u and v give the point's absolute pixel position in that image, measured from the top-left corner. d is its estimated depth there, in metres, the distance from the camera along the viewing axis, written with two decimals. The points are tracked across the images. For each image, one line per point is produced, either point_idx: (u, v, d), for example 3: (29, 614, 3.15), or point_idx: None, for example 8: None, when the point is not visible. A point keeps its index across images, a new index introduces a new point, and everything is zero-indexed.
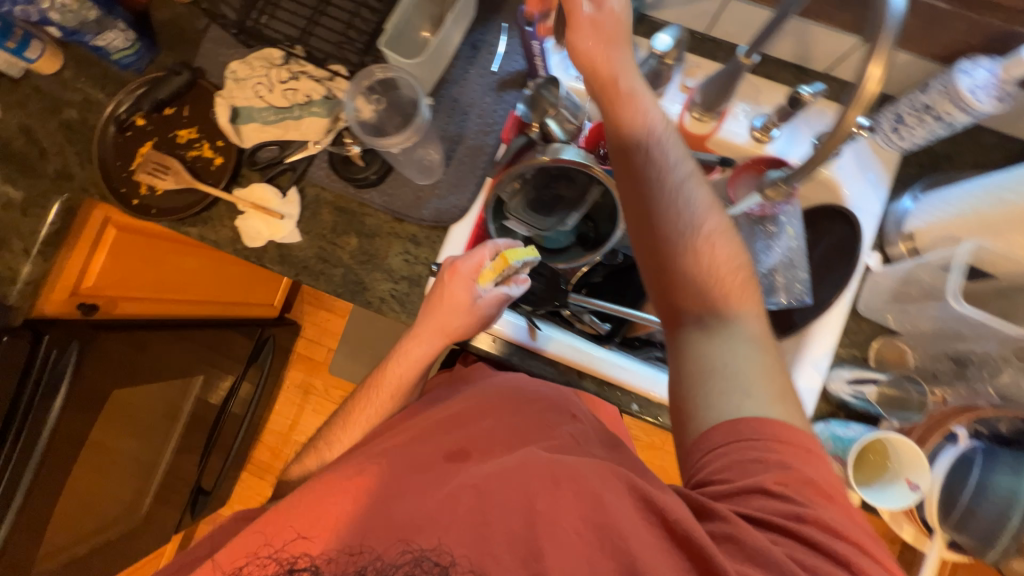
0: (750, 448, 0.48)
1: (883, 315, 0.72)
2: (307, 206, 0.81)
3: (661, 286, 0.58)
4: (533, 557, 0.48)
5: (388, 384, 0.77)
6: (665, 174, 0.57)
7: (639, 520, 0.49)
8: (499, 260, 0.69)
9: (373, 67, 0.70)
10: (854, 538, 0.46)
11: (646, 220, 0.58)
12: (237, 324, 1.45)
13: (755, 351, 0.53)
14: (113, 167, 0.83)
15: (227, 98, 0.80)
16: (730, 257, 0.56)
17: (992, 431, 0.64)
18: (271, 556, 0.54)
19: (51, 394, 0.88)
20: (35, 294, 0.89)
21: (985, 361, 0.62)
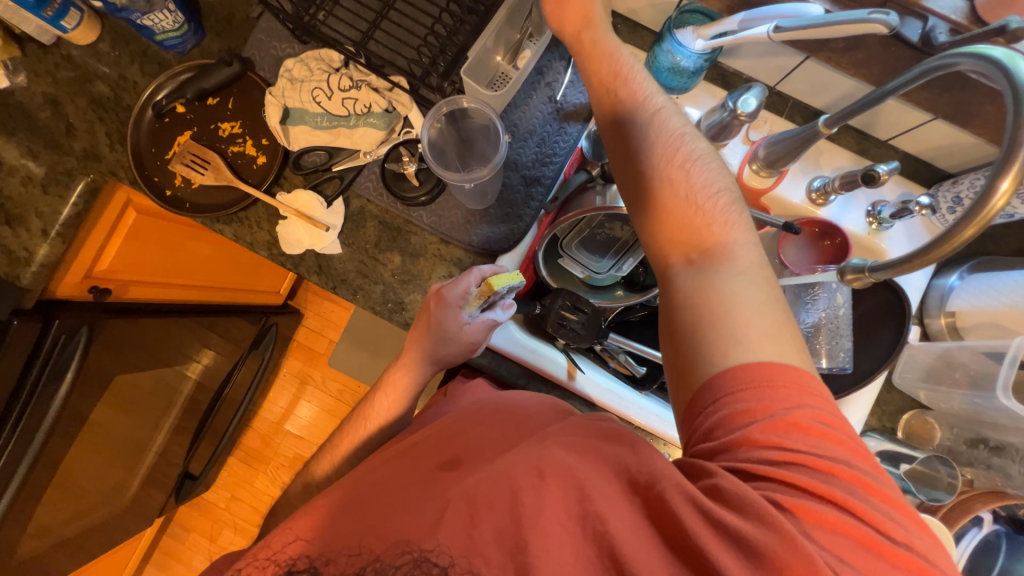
0: (732, 382, 0.45)
1: (915, 390, 0.74)
2: (350, 218, 0.78)
3: (650, 227, 0.54)
4: (519, 550, 0.44)
5: (376, 414, 0.74)
6: (636, 102, 0.57)
7: (625, 503, 0.45)
8: (483, 286, 0.64)
9: (460, 96, 0.69)
10: (855, 479, 0.42)
11: (627, 152, 0.56)
12: (243, 310, 1.41)
13: (743, 280, 0.48)
14: (147, 154, 0.79)
15: (280, 97, 0.76)
16: (708, 183, 0.53)
17: (1010, 514, 0.67)
18: (270, 557, 0.52)
19: (56, 380, 0.83)
20: (49, 276, 0.84)
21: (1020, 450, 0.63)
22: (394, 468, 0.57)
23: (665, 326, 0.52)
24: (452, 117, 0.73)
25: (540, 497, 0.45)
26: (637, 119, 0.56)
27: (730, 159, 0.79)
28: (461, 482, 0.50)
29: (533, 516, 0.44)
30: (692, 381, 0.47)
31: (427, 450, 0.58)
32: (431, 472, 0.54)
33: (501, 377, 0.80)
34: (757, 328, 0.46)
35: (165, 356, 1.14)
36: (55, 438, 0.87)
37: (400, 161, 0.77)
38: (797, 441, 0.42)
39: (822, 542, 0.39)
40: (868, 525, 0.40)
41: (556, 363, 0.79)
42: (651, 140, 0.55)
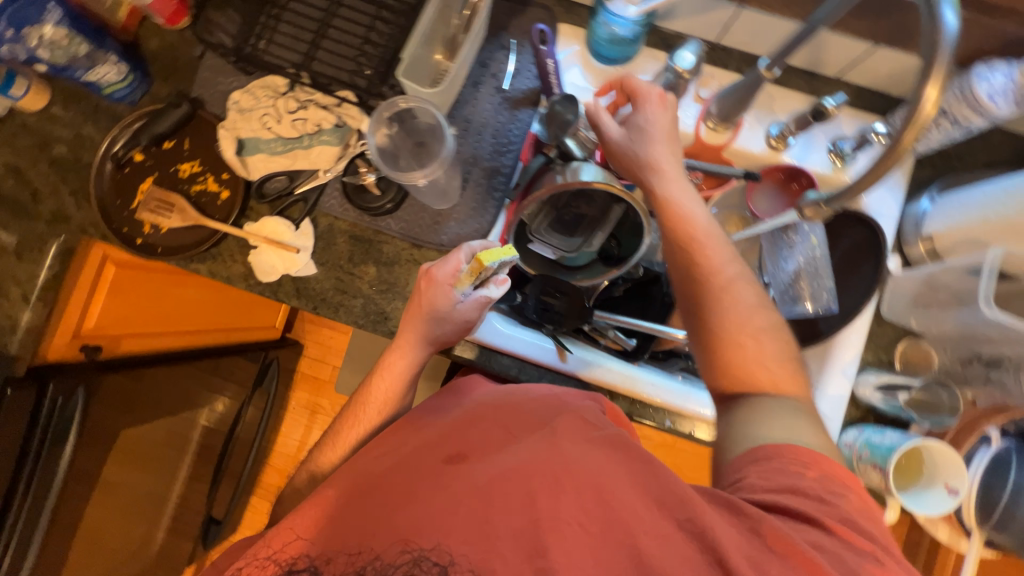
0: (762, 454, 0.53)
1: (906, 318, 0.74)
2: (320, 237, 0.79)
3: (708, 358, 0.62)
4: (538, 553, 0.46)
5: (375, 399, 0.73)
6: (709, 267, 0.62)
7: (654, 522, 0.48)
8: (474, 263, 0.66)
9: (393, 94, 0.68)
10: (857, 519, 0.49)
11: (692, 308, 0.62)
12: (242, 348, 1.41)
13: (802, 422, 0.56)
14: (113, 206, 0.80)
15: (232, 129, 0.77)
16: (778, 356, 0.59)
17: (1018, 430, 0.67)
18: (270, 556, 0.52)
19: (61, 442, 0.86)
20: (38, 341, 0.86)
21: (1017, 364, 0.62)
22: (390, 465, 0.57)
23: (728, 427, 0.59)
24: (399, 122, 0.75)
25: (555, 505, 0.48)
26: (708, 280, 0.61)
27: (684, 121, 0.79)
28: (466, 477, 0.52)
29: (549, 517, 0.48)
30: (727, 458, 0.57)
31: (426, 446, 0.58)
32: (432, 465, 0.55)
33: (493, 369, 0.80)
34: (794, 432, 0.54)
35: (166, 402, 1.15)
36: (66, 499, 0.90)
37: (360, 173, 0.78)
38: (812, 488, 0.50)
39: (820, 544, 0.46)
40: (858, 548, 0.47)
41: (545, 350, 0.79)
42: (726, 306, 0.60)
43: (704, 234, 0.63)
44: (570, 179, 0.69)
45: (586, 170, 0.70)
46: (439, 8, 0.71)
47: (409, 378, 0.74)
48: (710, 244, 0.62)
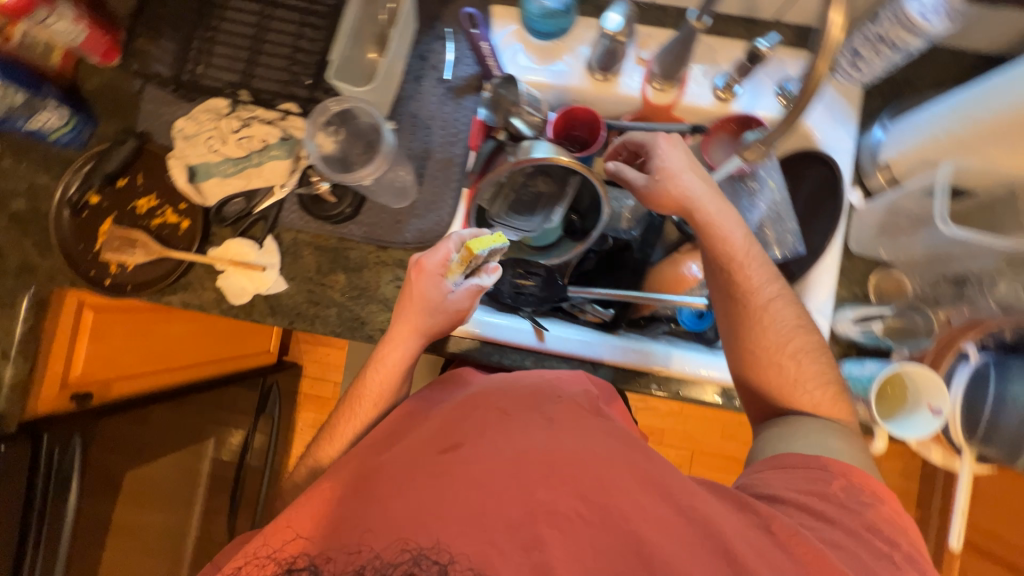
0: (789, 461, 0.60)
1: (875, 248, 0.74)
2: (286, 252, 0.79)
3: (747, 375, 0.68)
4: (534, 545, 0.50)
5: (369, 393, 0.73)
6: (750, 292, 0.67)
7: (648, 507, 0.53)
8: (464, 251, 0.67)
9: (326, 100, 0.70)
10: (867, 520, 0.54)
11: (734, 337, 0.69)
12: (242, 376, 1.41)
13: (834, 435, 0.62)
14: (76, 252, 0.79)
15: (181, 157, 0.77)
16: (817, 374, 0.66)
17: (998, 341, 0.64)
18: (270, 556, 0.51)
19: (64, 491, 0.87)
20: (24, 395, 0.87)
21: (982, 277, 0.63)
22: (380, 465, 0.58)
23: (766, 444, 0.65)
24: (341, 125, 0.75)
25: (553, 495, 0.53)
26: (749, 309, 0.67)
27: (629, 85, 0.79)
28: (460, 474, 0.54)
29: (547, 508, 0.52)
30: (762, 456, 0.65)
31: (414, 445, 0.59)
32: (424, 461, 0.56)
33: (476, 358, 0.80)
34: (821, 439, 0.61)
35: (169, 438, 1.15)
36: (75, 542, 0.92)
37: (313, 182, 0.77)
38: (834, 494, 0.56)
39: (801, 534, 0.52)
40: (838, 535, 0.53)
41: (522, 331, 0.79)
42: (766, 329, 0.66)
43: (744, 258, 0.68)
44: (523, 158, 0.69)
45: (538, 146, 0.70)
46: (362, 7, 0.70)
47: (405, 371, 0.72)
48: (750, 272, 0.67)
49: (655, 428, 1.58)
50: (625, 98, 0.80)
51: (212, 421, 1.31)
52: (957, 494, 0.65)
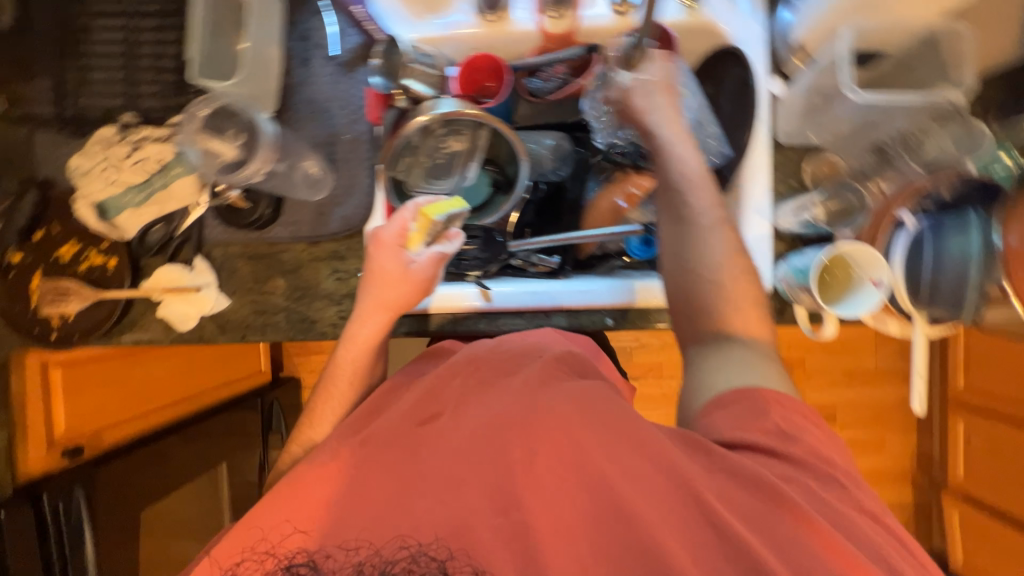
0: (729, 397, 0.58)
1: (804, 134, 0.72)
2: (220, 268, 0.78)
3: (682, 303, 0.64)
4: (512, 507, 0.54)
5: (344, 370, 0.70)
6: (698, 213, 0.63)
7: (616, 462, 0.54)
8: (420, 218, 0.67)
9: (189, 107, 0.68)
10: (807, 447, 0.55)
11: (677, 254, 0.64)
12: (241, 402, 1.43)
13: (760, 359, 0.61)
14: (15, 312, 0.79)
15: (86, 196, 0.75)
16: (751, 296, 0.63)
17: (937, 202, 0.60)
18: (269, 550, 0.55)
19: (79, 539, 0.92)
20: (11, 462, 0.89)
21: (908, 137, 0.63)
22: (348, 453, 0.59)
23: (694, 381, 0.62)
24: (223, 125, 0.70)
25: (528, 453, 0.55)
26: (699, 229, 0.63)
27: (523, 18, 0.76)
28: (432, 452, 0.58)
29: (525, 476, 0.55)
30: (698, 401, 0.60)
31: (384, 427, 0.60)
32: (401, 443, 0.59)
33: (430, 330, 0.79)
34: (757, 368, 0.60)
35: (183, 473, 1.18)
36: None
37: (221, 192, 0.74)
38: (774, 425, 0.55)
39: (756, 449, 0.54)
40: (797, 444, 0.55)
41: (468, 295, 0.78)
42: (709, 251, 0.62)
43: (696, 179, 0.64)
44: (434, 115, 0.69)
45: (441, 104, 0.69)
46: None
47: (381, 344, 0.71)
48: (695, 195, 0.63)
49: (653, 362, 1.60)
50: (523, 34, 0.77)
51: (225, 447, 1.32)
52: (914, 357, 0.65)
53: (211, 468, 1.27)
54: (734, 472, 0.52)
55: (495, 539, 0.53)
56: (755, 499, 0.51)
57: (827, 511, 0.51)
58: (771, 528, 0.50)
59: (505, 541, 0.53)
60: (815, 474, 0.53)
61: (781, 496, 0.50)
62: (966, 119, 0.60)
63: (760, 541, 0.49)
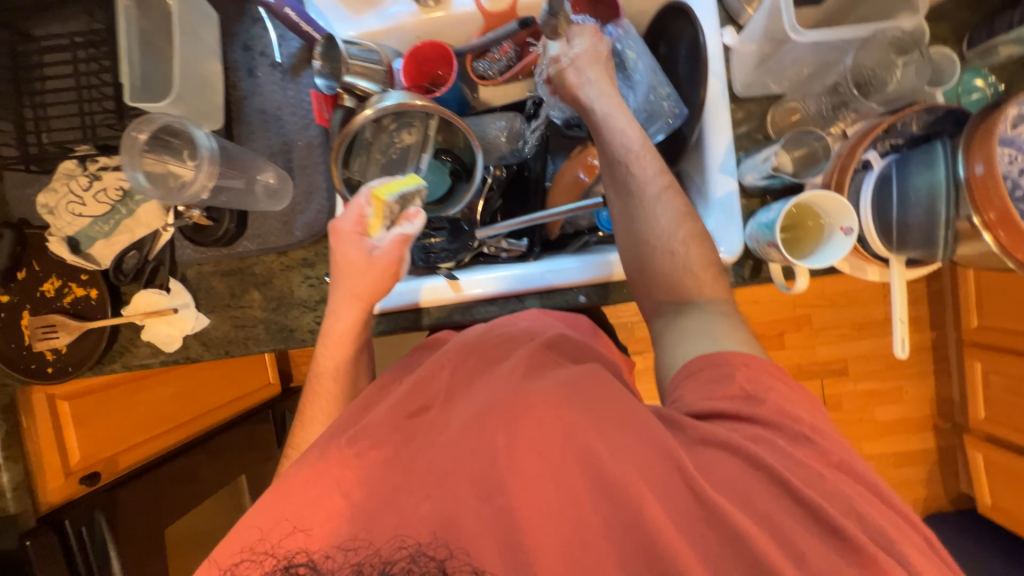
0: (694, 365, 0.58)
1: (764, 84, 0.69)
2: (195, 288, 0.80)
3: (641, 271, 0.66)
4: (497, 491, 0.49)
5: (325, 371, 0.70)
6: (644, 184, 0.66)
7: (606, 436, 0.51)
8: (374, 203, 0.64)
9: (127, 130, 0.64)
10: (784, 408, 0.52)
11: (629, 229, 0.66)
12: (253, 415, 1.43)
13: (723, 319, 0.62)
14: (12, 352, 0.81)
15: (58, 232, 0.76)
16: (704, 259, 0.64)
17: (907, 137, 0.61)
18: (267, 551, 0.49)
19: (104, 560, 0.96)
20: (31, 492, 0.91)
21: (877, 73, 0.63)
22: (329, 451, 0.55)
23: (660, 351, 0.64)
24: (164, 145, 0.68)
25: (509, 438, 0.51)
26: (646, 199, 0.66)
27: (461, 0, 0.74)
28: (423, 444, 0.54)
29: (512, 464, 0.50)
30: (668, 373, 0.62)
31: (375, 425, 0.56)
32: (392, 438, 0.56)
33: (404, 325, 0.80)
34: (719, 332, 0.60)
35: (203, 484, 1.22)
36: None
37: (182, 214, 0.73)
38: (750, 389, 0.54)
39: (740, 411, 0.53)
40: (776, 398, 0.53)
41: (437, 288, 0.76)
42: (657, 219, 0.65)
43: (641, 150, 0.66)
44: (378, 109, 0.68)
45: (387, 97, 0.68)
46: (139, 12, 0.67)
47: (361, 337, 0.70)
48: (641, 167, 0.66)
49: None
50: (465, 16, 0.76)
51: (244, 461, 1.35)
52: (893, 304, 0.63)
53: (233, 481, 1.32)
54: (713, 437, 0.50)
55: (480, 525, 0.48)
56: (746, 464, 0.48)
57: (814, 469, 0.48)
58: (753, 496, 0.47)
59: (486, 531, 0.48)
60: (799, 428, 0.51)
61: (760, 459, 0.48)
62: (925, 54, 0.60)
63: (748, 511, 0.46)
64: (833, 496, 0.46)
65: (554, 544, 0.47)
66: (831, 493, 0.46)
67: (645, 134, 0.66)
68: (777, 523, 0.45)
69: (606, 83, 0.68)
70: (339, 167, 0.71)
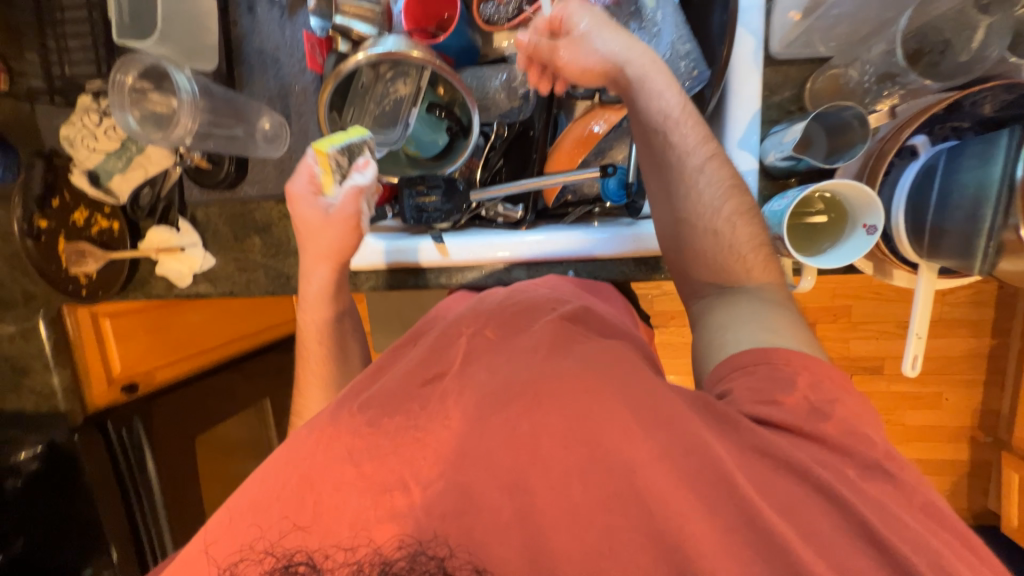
0: (739, 362, 0.50)
1: (810, 45, 0.60)
2: (202, 228, 0.83)
3: (679, 251, 0.60)
4: (519, 482, 0.43)
5: (309, 334, 0.73)
6: (685, 155, 0.59)
7: (650, 438, 0.43)
8: (319, 158, 0.60)
9: (112, 74, 0.63)
10: (841, 422, 0.44)
11: (669, 203, 0.60)
12: (280, 342, 1.50)
13: (767, 307, 0.55)
14: (52, 272, 0.85)
15: (79, 165, 0.80)
16: (753, 237, 0.58)
17: (976, 120, 0.53)
18: (268, 549, 0.44)
19: (141, 460, 1.04)
20: (80, 394, 0.98)
21: (949, 36, 0.52)
22: (325, 410, 0.51)
23: (696, 335, 0.58)
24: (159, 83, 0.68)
25: (535, 423, 0.45)
26: (687, 172, 0.59)
27: None
28: (434, 415, 0.48)
29: (531, 442, 0.44)
30: (709, 365, 0.54)
31: (385, 388, 0.52)
32: (403, 405, 0.50)
33: (393, 285, 0.82)
34: (766, 323, 0.53)
35: (239, 398, 1.33)
36: (169, 497, 1.10)
37: (184, 155, 0.77)
38: (795, 396, 0.46)
39: (793, 424, 0.44)
40: (840, 410, 0.45)
41: (422, 250, 0.77)
42: (698, 194, 0.58)
43: (682, 114, 0.59)
44: (370, 54, 0.64)
45: (382, 42, 0.64)
46: None
47: (336, 298, 0.73)
48: (680, 136, 0.59)
49: (675, 310, 1.45)
50: None
51: (271, 387, 1.44)
52: (913, 316, 0.57)
53: (257, 403, 1.39)
54: (763, 448, 0.42)
55: (500, 519, 0.43)
56: (803, 489, 0.41)
57: (886, 504, 0.40)
58: (812, 527, 0.39)
59: (507, 529, 0.43)
60: (872, 455, 0.42)
61: (821, 482, 0.40)
62: (1011, 13, 0.49)
63: (802, 535, 0.39)
64: (903, 534, 0.38)
65: (578, 547, 0.41)
66: (903, 534, 0.38)
67: (686, 97, 0.59)
68: (845, 566, 0.37)
69: (633, 36, 0.60)
70: (326, 113, 0.69)
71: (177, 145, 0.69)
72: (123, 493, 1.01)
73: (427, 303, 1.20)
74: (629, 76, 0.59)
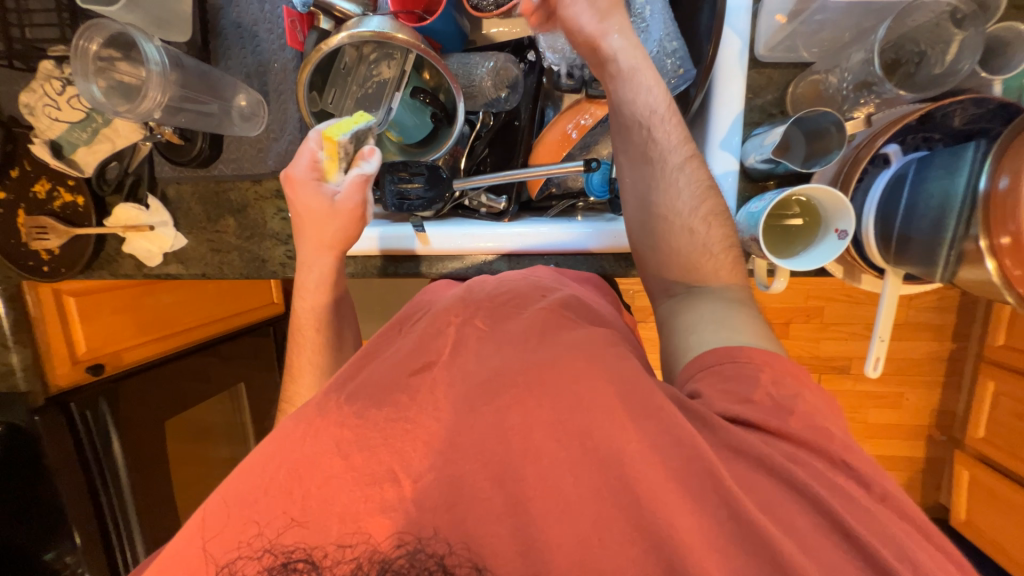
0: (719, 360, 0.51)
1: (794, 49, 0.61)
2: (172, 206, 0.80)
3: (653, 249, 0.61)
4: (510, 476, 0.43)
5: (307, 321, 0.72)
6: (665, 152, 0.59)
7: (637, 433, 0.44)
8: (327, 144, 0.63)
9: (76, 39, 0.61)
10: (822, 423, 0.45)
11: (646, 198, 0.60)
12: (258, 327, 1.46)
13: (739, 309, 0.55)
14: (11, 247, 0.81)
15: (41, 134, 0.77)
16: (725, 238, 0.59)
17: (947, 131, 0.55)
18: (264, 548, 0.42)
19: (108, 443, 1.00)
20: (41, 374, 0.93)
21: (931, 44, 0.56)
22: (313, 399, 0.51)
23: (663, 335, 0.59)
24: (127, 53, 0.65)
25: (526, 418, 0.45)
26: (665, 169, 0.59)
27: None
28: (425, 406, 0.48)
29: (522, 437, 0.44)
30: (681, 361, 0.55)
31: (372, 377, 0.52)
32: (389, 397, 0.49)
33: (374, 273, 0.81)
34: (740, 321, 0.54)
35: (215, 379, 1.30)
36: (139, 481, 1.06)
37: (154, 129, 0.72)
38: (778, 395, 0.47)
39: (778, 424, 0.45)
40: (822, 412, 0.46)
41: (403, 238, 0.76)
42: (675, 192, 0.59)
43: (663, 111, 0.59)
44: (352, 34, 0.61)
45: (368, 22, 0.62)
46: None
47: (331, 285, 0.71)
48: (661, 133, 0.59)
49: None
50: None
51: (247, 367, 1.41)
52: (878, 319, 0.59)
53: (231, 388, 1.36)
54: (749, 447, 0.43)
55: (492, 514, 0.42)
56: (787, 488, 0.42)
57: (864, 500, 0.42)
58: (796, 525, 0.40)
59: (499, 521, 0.42)
60: (852, 453, 0.44)
61: (803, 479, 0.41)
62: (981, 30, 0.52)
63: (789, 533, 0.40)
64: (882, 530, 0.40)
65: (572, 543, 0.41)
66: (884, 533, 0.39)
67: (668, 95, 0.59)
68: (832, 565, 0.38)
69: (625, 27, 0.59)
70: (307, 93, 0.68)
71: (144, 119, 0.66)
72: (88, 477, 0.97)
73: (410, 291, 1.19)
74: (617, 67, 0.59)
